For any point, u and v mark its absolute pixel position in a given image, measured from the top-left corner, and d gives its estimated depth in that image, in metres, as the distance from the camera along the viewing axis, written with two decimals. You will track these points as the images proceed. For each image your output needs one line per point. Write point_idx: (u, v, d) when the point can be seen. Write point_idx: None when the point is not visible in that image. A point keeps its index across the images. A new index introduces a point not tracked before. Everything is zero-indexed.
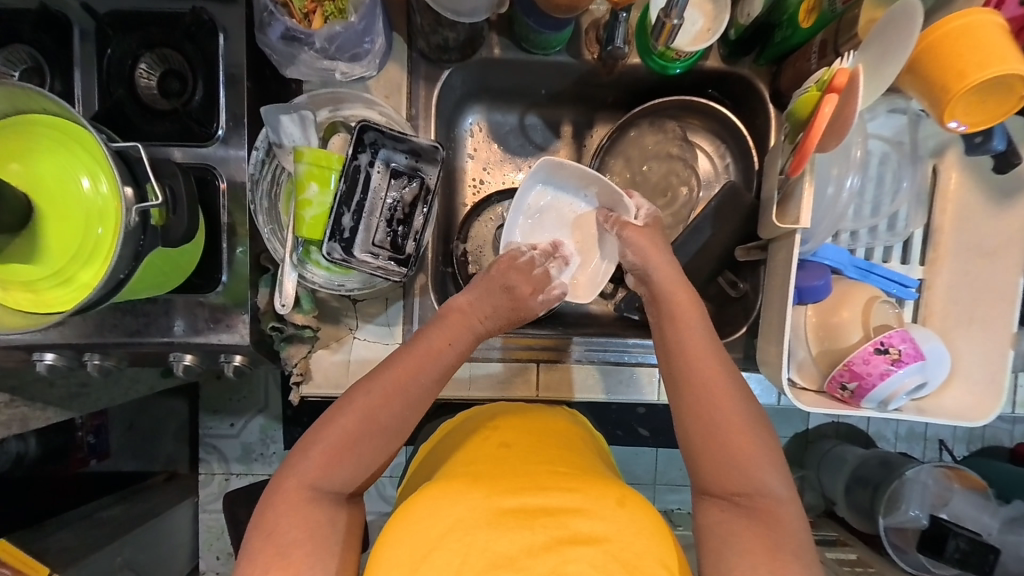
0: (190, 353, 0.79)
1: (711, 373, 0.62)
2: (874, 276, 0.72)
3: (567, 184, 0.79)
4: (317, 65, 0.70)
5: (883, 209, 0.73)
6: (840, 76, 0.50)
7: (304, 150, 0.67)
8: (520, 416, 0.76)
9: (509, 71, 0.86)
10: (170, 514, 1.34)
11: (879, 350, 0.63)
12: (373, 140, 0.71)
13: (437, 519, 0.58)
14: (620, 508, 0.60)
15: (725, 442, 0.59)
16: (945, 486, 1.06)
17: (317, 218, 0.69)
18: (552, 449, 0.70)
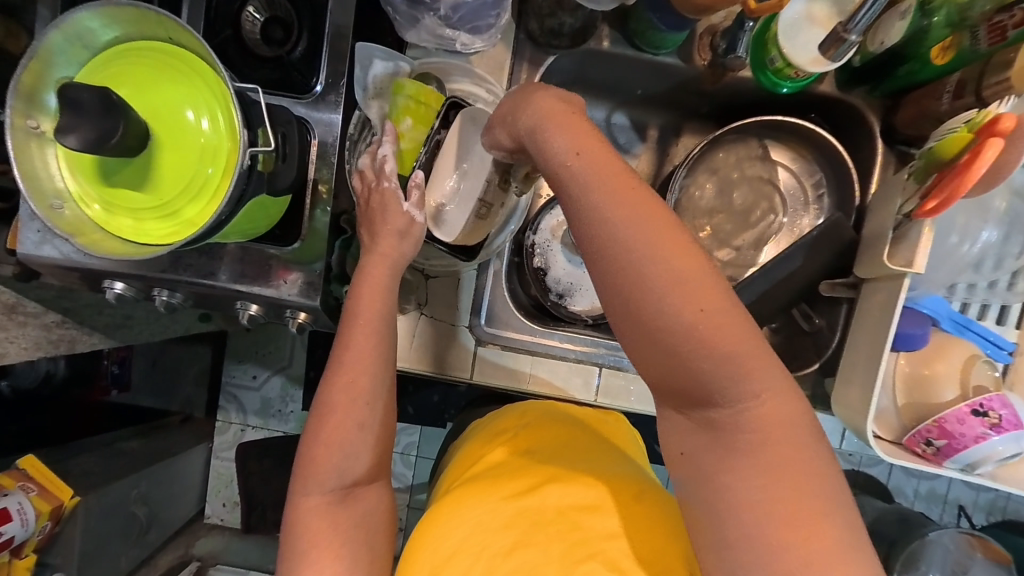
0: (255, 304, 0.79)
1: (636, 284, 0.45)
2: (971, 331, 0.68)
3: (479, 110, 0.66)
4: (437, 32, 0.68)
5: (1008, 263, 0.66)
6: (1007, 119, 0.47)
7: (406, 83, 0.65)
8: (539, 409, 0.74)
9: (611, 66, 0.84)
10: (186, 456, 1.34)
11: (976, 412, 0.60)
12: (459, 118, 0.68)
13: (461, 520, 0.59)
14: (640, 505, 0.58)
15: (682, 357, 0.45)
16: (966, 552, 1.06)
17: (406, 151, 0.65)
18: (568, 442, 0.68)
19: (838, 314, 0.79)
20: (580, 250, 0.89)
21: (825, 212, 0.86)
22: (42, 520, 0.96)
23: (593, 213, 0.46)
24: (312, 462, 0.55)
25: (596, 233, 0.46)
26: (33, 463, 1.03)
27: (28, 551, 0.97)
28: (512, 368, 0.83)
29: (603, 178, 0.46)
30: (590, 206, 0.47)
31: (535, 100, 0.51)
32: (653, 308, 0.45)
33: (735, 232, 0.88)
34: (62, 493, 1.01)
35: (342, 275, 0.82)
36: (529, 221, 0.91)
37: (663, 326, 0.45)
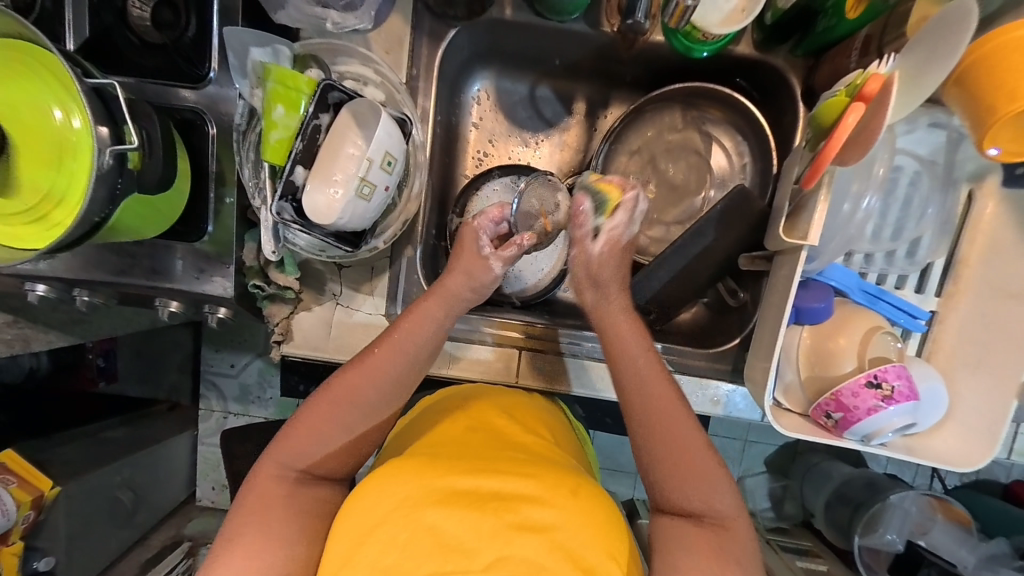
0: (174, 300, 0.80)
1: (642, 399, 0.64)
2: (882, 303, 0.68)
3: (364, 103, 0.62)
4: (307, 10, 0.65)
5: (904, 233, 0.67)
6: (872, 82, 0.45)
7: (271, 66, 0.59)
8: (490, 397, 0.76)
9: (522, 35, 0.80)
10: (171, 443, 1.37)
11: (871, 384, 0.60)
12: (340, 103, 0.62)
13: (388, 496, 0.59)
14: (575, 499, 0.59)
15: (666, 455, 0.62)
16: (928, 515, 1.03)
17: (281, 141, 0.60)
18: (520, 433, 0.69)
19: (760, 288, 0.78)
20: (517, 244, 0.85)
21: (747, 181, 0.83)
22: (23, 509, 0.99)
23: (634, 361, 0.66)
24: (314, 418, 0.64)
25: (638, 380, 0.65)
26: (16, 458, 1.05)
27: (14, 539, 1.00)
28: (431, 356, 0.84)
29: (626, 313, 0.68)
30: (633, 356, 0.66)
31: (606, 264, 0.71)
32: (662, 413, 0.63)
33: (665, 209, 0.86)
34: (41, 483, 1.02)
35: (261, 268, 0.80)
36: (453, 202, 0.89)
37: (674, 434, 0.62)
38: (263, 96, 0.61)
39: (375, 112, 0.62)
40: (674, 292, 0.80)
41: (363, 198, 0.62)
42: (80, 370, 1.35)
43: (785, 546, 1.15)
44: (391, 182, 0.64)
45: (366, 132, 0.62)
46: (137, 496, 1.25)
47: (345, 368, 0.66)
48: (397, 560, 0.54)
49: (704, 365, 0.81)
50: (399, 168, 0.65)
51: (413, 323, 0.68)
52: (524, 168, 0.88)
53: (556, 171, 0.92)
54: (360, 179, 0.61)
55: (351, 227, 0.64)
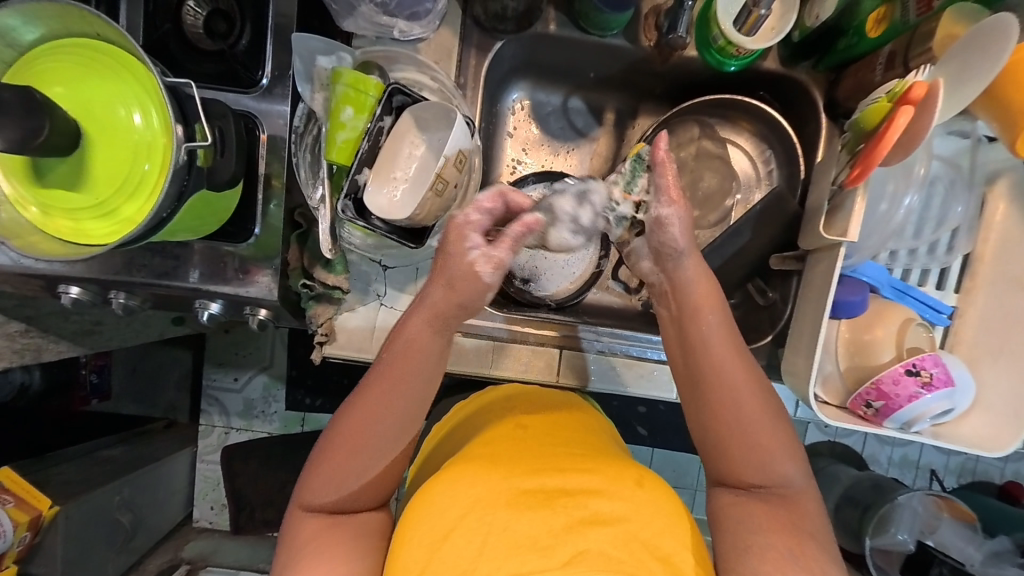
0: (215, 302, 0.79)
1: (720, 384, 0.62)
2: (908, 297, 0.73)
3: (428, 107, 0.64)
4: (375, 19, 0.68)
5: (925, 233, 0.72)
6: (918, 88, 0.49)
7: (342, 70, 0.61)
8: (533, 397, 0.76)
9: (560, 49, 0.84)
10: (169, 461, 1.31)
11: (910, 372, 0.63)
12: (402, 106, 0.64)
13: (459, 498, 0.59)
14: (639, 490, 0.60)
15: (738, 438, 0.62)
16: (935, 514, 1.06)
17: (349, 142, 0.62)
18: (573, 431, 0.70)
19: (789, 287, 0.81)
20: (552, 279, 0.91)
21: (774, 186, 0.88)
22: (20, 531, 0.93)
23: (705, 347, 0.63)
24: (329, 462, 0.62)
25: (707, 364, 0.63)
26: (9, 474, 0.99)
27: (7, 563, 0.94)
28: (472, 353, 0.84)
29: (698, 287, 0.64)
30: (711, 345, 0.63)
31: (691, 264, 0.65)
32: (732, 401, 0.62)
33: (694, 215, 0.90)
34: (40, 503, 0.97)
35: (305, 269, 0.80)
36: None
37: (740, 415, 0.62)
38: (331, 98, 0.62)
39: (446, 113, 0.64)
40: None
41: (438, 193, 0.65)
42: (70, 390, 1.26)
43: None
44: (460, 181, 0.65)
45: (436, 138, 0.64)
46: (136, 517, 1.18)
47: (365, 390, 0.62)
48: (474, 562, 0.54)
49: None
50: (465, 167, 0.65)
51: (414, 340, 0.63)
52: (556, 176, 0.92)
53: (588, 178, 0.97)
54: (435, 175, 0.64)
55: (420, 222, 0.65)
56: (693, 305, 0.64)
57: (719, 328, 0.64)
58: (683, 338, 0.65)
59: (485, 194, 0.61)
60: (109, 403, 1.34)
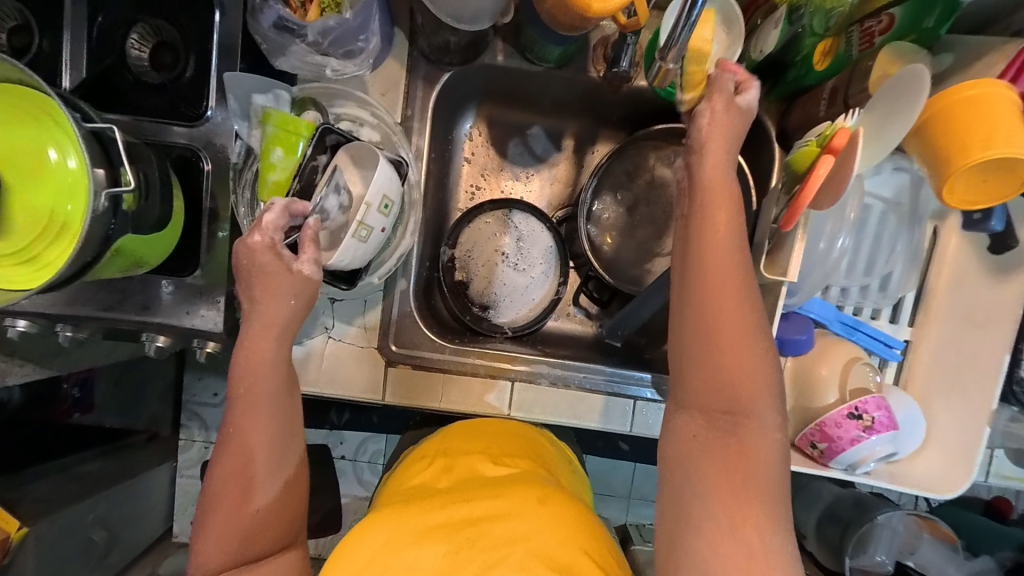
0: (163, 334, 0.79)
1: (714, 291, 0.55)
2: (859, 333, 0.72)
3: (358, 146, 0.62)
4: (309, 60, 0.65)
5: (877, 268, 0.71)
6: (839, 137, 0.48)
7: (271, 111, 0.61)
8: (455, 430, 0.76)
9: (511, 78, 0.83)
10: (148, 476, 1.27)
11: (853, 415, 0.62)
12: (337, 144, 0.63)
13: (363, 551, 0.56)
14: (542, 507, 0.60)
15: (718, 360, 0.54)
16: (914, 532, 1.03)
17: (279, 182, 0.61)
18: (489, 457, 0.69)
19: None
20: (517, 283, 0.93)
21: None
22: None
23: (707, 255, 0.55)
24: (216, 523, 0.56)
25: (705, 269, 0.55)
26: None
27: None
28: (422, 385, 0.80)
29: (713, 180, 0.57)
30: (715, 248, 0.56)
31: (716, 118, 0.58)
32: (723, 317, 0.54)
33: (652, 241, 0.90)
34: (8, 524, 0.89)
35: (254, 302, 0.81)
36: (446, 233, 0.92)
37: (730, 333, 0.54)
38: (261, 140, 0.62)
39: (368, 149, 0.62)
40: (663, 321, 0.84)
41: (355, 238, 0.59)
42: (52, 404, 1.14)
43: None
44: (387, 225, 0.58)
45: (365, 176, 0.62)
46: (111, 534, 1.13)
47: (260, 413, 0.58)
48: None
49: None
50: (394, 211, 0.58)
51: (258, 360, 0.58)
52: (514, 202, 0.92)
53: (548, 204, 0.96)
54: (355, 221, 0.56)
55: (347, 267, 0.58)
56: (706, 215, 0.57)
57: (730, 242, 0.56)
58: (682, 246, 0.58)
59: (271, 210, 0.56)
60: (93, 416, 1.22)
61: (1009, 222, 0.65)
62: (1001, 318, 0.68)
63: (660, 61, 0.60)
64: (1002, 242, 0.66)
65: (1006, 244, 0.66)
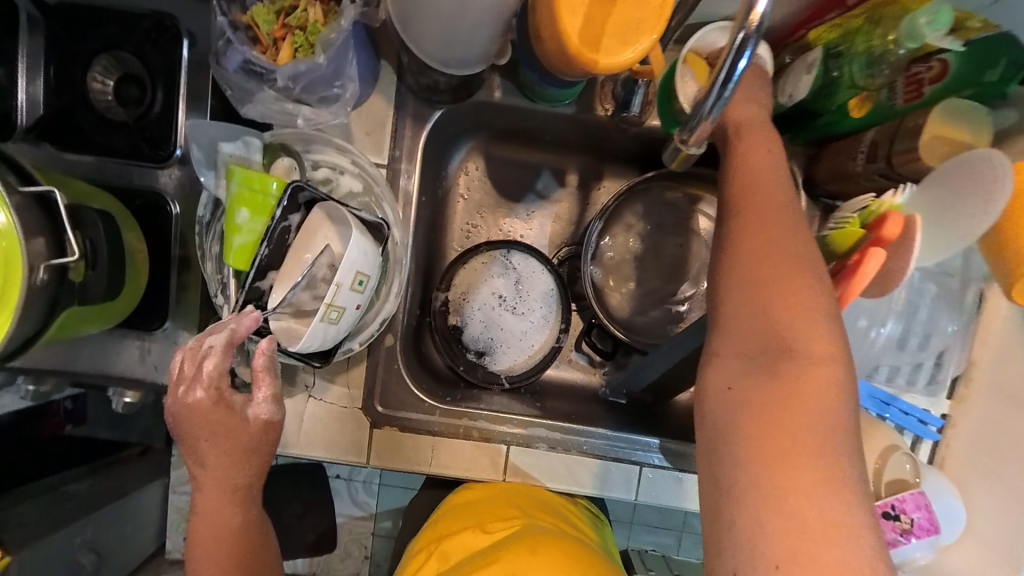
0: (131, 391, 0.72)
1: (754, 218, 0.48)
2: (893, 409, 0.66)
3: (331, 205, 0.56)
4: (280, 107, 0.60)
5: (918, 344, 0.64)
6: (894, 225, 0.44)
7: (236, 168, 0.54)
8: (445, 508, 0.76)
9: (510, 114, 0.76)
10: (139, 494, 0.99)
11: (887, 515, 0.55)
12: (311, 201, 0.57)
13: None
14: (536, 557, 0.64)
15: (762, 301, 0.45)
16: None
17: (245, 247, 0.55)
18: (478, 527, 0.70)
19: None
20: (497, 320, 0.85)
21: None
22: None
23: (748, 178, 0.50)
24: None
25: (741, 187, 0.50)
26: None
27: None
28: (411, 446, 0.74)
29: (750, 125, 0.54)
30: (752, 180, 0.50)
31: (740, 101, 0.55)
32: (766, 247, 0.46)
33: (660, 288, 0.84)
34: None
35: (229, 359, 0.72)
36: (439, 276, 0.84)
37: (777, 269, 0.45)
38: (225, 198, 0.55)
39: (341, 211, 0.55)
40: (671, 380, 0.77)
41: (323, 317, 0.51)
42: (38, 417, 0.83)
43: None
44: (363, 302, 0.52)
45: (340, 239, 0.56)
46: (101, 559, 0.86)
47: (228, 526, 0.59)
48: None
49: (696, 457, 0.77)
50: (369, 284, 0.52)
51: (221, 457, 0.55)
52: (512, 243, 0.85)
53: (548, 244, 0.89)
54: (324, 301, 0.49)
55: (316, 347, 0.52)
56: (729, 199, 0.51)
57: (773, 163, 0.51)
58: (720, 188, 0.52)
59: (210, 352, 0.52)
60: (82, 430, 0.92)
61: None
62: None
63: (680, 146, 0.51)
64: None
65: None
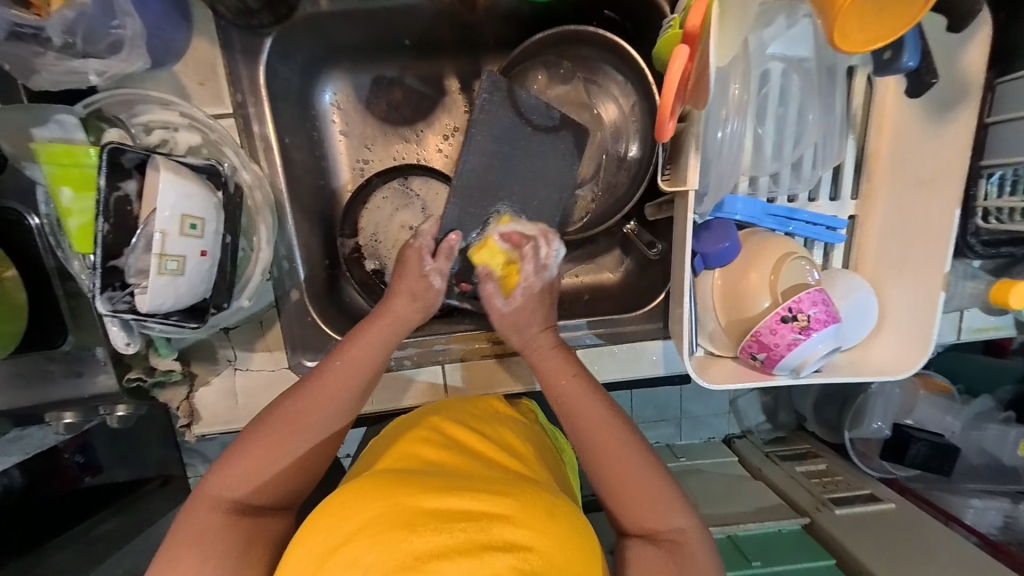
0: (66, 412, 0.69)
1: (597, 454, 0.60)
2: (795, 223, 0.64)
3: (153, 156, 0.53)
4: (65, 69, 0.54)
5: (805, 138, 0.62)
6: (695, 12, 0.46)
7: (39, 147, 0.51)
8: (469, 413, 0.67)
9: (354, 22, 0.71)
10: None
11: (786, 318, 0.56)
12: (141, 161, 0.53)
13: (343, 523, 0.47)
14: (551, 522, 0.48)
15: (634, 516, 0.59)
16: (911, 393, 0.90)
17: (84, 228, 0.52)
18: (490, 454, 0.59)
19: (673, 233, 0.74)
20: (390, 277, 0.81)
21: (641, 126, 0.75)
22: None
23: (574, 415, 0.62)
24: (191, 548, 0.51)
25: (574, 422, 0.62)
26: None
27: None
28: None
29: (542, 358, 0.65)
30: (577, 412, 0.62)
31: (524, 306, 0.66)
32: (604, 442, 0.61)
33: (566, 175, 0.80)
34: None
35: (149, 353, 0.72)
36: (340, 221, 0.81)
37: (620, 472, 0.59)
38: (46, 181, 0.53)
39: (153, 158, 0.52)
40: None
41: (172, 273, 0.49)
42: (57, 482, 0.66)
43: (779, 455, 1.01)
44: (208, 246, 0.51)
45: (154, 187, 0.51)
46: None
47: (283, 403, 0.59)
48: None
49: (636, 329, 0.76)
50: (212, 227, 0.51)
51: (260, 457, 0.56)
52: (406, 167, 0.81)
53: (448, 161, 0.84)
54: (159, 256, 0.48)
55: (179, 305, 0.51)
56: (562, 409, 0.63)
57: (575, 385, 0.63)
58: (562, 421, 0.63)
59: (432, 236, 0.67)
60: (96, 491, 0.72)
61: (925, 53, 0.55)
62: (947, 172, 0.57)
63: None
64: (919, 83, 0.57)
65: (923, 82, 0.56)
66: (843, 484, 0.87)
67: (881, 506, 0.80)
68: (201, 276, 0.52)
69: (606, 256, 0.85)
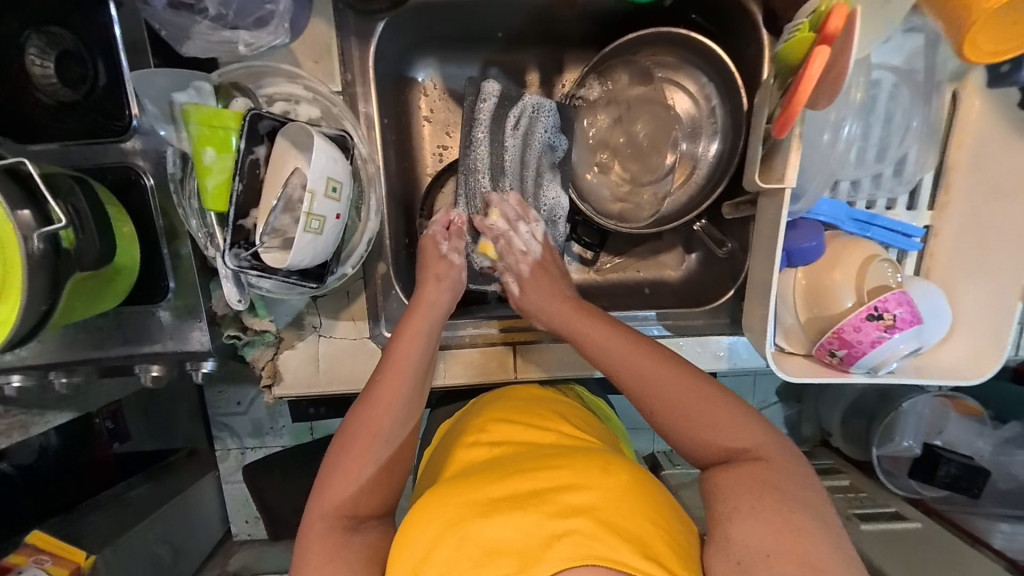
0: (155, 364, 0.71)
1: None
2: (874, 228, 0.66)
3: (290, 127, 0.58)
4: (215, 38, 0.62)
5: (890, 152, 0.66)
6: (836, 17, 0.47)
7: (190, 108, 0.55)
8: (512, 401, 0.67)
9: (455, 13, 0.75)
10: (196, 490, 1.05)
11: (872, 317, 0.58)
12: (273, 130, 0.58)
13: (426, 527, 0.49)
14: (609, 476, 0.49)
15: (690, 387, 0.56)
16: (939, 413, 0.90)
17: (220, 186, 0.56)
18: (540, 432, 0.61)
19: (746, 233, 0.76)
20: None
21: (719, 125, 0.79)
22: None
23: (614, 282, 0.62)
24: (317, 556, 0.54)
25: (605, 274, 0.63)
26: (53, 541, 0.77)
27: None
28: None
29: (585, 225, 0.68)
30: None
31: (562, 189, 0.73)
32: None
33: (641, 172, 0.81)
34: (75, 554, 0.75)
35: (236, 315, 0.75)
36: (418, 204, 0.84)
37: None
38: (188, 141, 0.56)
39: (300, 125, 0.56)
40: None
41: (313, 232, 0.53)
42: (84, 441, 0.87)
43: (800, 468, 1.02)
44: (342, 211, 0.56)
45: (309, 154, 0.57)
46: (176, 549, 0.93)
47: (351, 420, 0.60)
48: None
49: (702, 323, 0.78)
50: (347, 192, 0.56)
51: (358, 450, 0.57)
52: None
53: None
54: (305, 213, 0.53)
55: (307, 264, 0.56)
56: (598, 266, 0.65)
57: None
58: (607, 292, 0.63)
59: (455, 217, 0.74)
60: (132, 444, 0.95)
61: None
62: None
63: None
64: None
65: None
66: (867, 501, 0.89)
67: (905, 524, 0.83)
68: (325, 242, 0.56)
69: (668, 253, 0.87)
